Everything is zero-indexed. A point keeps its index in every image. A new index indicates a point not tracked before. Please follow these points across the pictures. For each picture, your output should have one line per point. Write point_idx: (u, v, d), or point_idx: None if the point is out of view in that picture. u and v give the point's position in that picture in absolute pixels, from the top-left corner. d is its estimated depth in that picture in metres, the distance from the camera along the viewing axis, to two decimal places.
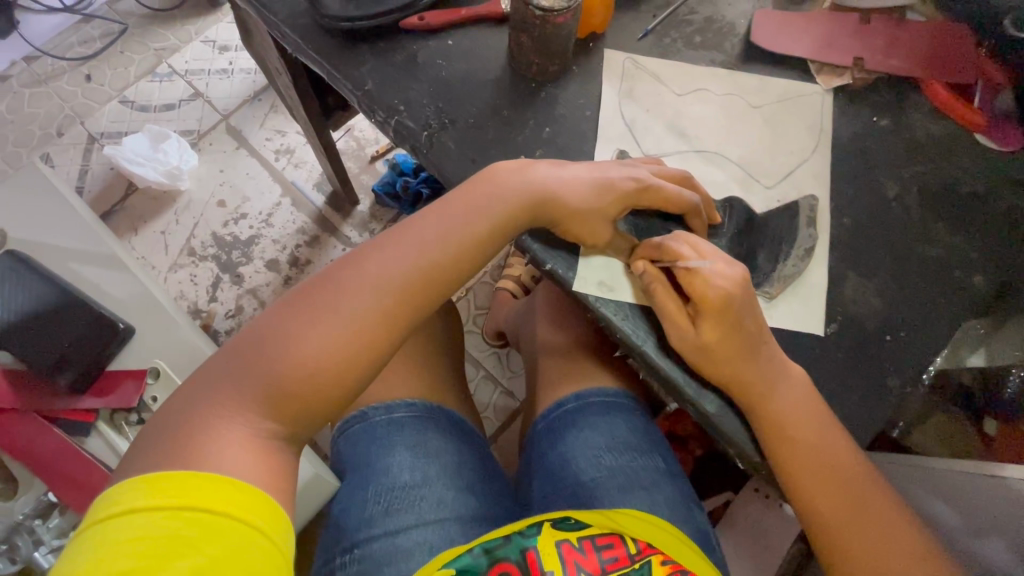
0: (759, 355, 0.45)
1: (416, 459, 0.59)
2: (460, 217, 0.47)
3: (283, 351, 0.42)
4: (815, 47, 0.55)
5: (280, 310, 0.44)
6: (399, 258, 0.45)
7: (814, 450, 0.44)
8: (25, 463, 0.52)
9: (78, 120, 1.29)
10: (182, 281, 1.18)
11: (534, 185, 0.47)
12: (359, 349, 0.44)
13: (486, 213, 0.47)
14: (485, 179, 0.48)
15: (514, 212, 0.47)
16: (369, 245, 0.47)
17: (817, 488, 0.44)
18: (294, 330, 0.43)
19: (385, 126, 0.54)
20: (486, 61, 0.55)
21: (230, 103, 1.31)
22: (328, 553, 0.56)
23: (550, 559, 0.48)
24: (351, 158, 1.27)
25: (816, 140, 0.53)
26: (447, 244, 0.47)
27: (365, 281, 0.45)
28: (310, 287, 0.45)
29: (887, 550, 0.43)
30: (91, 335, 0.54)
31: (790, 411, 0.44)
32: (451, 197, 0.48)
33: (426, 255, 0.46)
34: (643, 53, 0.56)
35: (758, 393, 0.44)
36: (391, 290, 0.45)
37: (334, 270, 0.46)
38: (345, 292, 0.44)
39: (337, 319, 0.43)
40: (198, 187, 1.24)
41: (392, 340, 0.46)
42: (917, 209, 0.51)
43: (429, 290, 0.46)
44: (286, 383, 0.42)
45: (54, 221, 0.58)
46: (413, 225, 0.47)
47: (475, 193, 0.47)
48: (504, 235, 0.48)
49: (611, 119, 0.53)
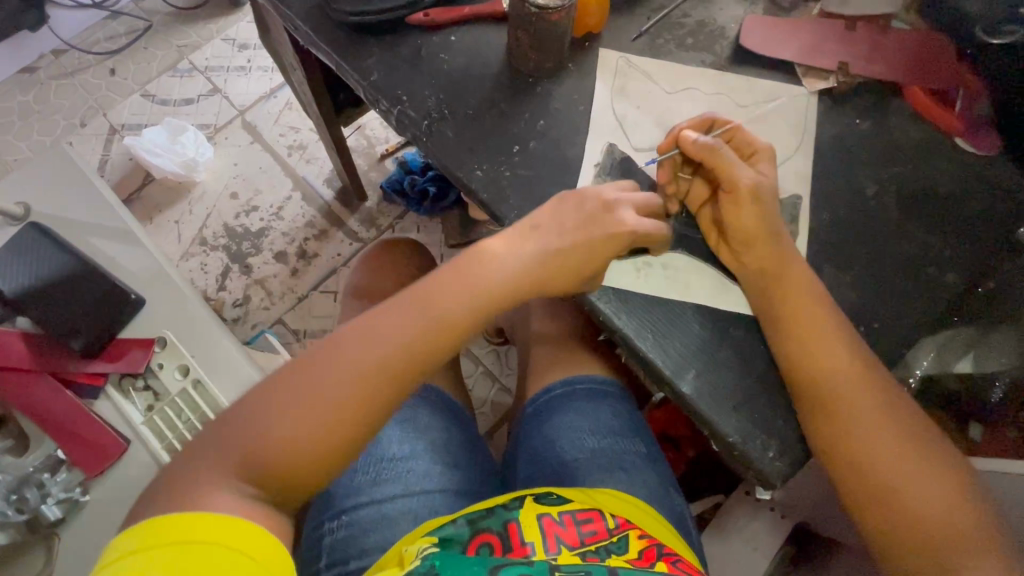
0: (823, 301, 0.48)
1: (406, 433, 0.61)
2: (463, 283, 0.47)
3: (259, 429, 0.42)
4: (802, 51, 0.57)
5: (280, 376, 0.45)
6: (401, 325, 0.46)
7: (855, 396, 0.46)
8: (39, 423, 0.55)
9: (101, 111, 1.35)
10: (193, 270, 1.22)
11: (517, 263, 0.48)
12: (340, 432, 0.44)
13: (468, 294, 0.47)
14: (470, 262, 0.48)
15: (514, 282, 0.48)
16: (353, 323, 0.47)
17: (856, 437, 0.45)
18: (272, 407, 0.43)
19: (388, 115, 0.57)
20: (487, 57, 0.58)
21: (246, 99, 1.35)
22: (315, 521, 0.58)
23: (530, 529, 0.49)
24: (361, 155, 1.30)
25: (800, 140, 0.55)
26: (427, 321, 0.46)
27: (345, 362, 0.44)
28: (310, 354, 0.45)
29: (936, 493, 0.44)
30: (105, 305, 0.57)
31: (827, 357, 0.47)
32: (434, 278, 0.48)
33: (428, 321, 0.46)
34: (636, 53, 0.58)
35: (799, 340, 0.47)
36: (391, 355, 0.45)
37: (335, 337, 0.46)
38: (323, 368, 0.44)
39: (317, 397, 0.43)
40: (212, 179, 1.29)
41: (389, 405, 0.46)
42: (895, 208, 0.53)
43: (429, 356, 0.46)
44: (264, 460, 0.42)
45: (74, 196, 0.62)
46: (396, 303, 0.47)
47: (461, 273, 0.48)
48: (504, 302, 0.48)
49: (603, 114, 0.56)
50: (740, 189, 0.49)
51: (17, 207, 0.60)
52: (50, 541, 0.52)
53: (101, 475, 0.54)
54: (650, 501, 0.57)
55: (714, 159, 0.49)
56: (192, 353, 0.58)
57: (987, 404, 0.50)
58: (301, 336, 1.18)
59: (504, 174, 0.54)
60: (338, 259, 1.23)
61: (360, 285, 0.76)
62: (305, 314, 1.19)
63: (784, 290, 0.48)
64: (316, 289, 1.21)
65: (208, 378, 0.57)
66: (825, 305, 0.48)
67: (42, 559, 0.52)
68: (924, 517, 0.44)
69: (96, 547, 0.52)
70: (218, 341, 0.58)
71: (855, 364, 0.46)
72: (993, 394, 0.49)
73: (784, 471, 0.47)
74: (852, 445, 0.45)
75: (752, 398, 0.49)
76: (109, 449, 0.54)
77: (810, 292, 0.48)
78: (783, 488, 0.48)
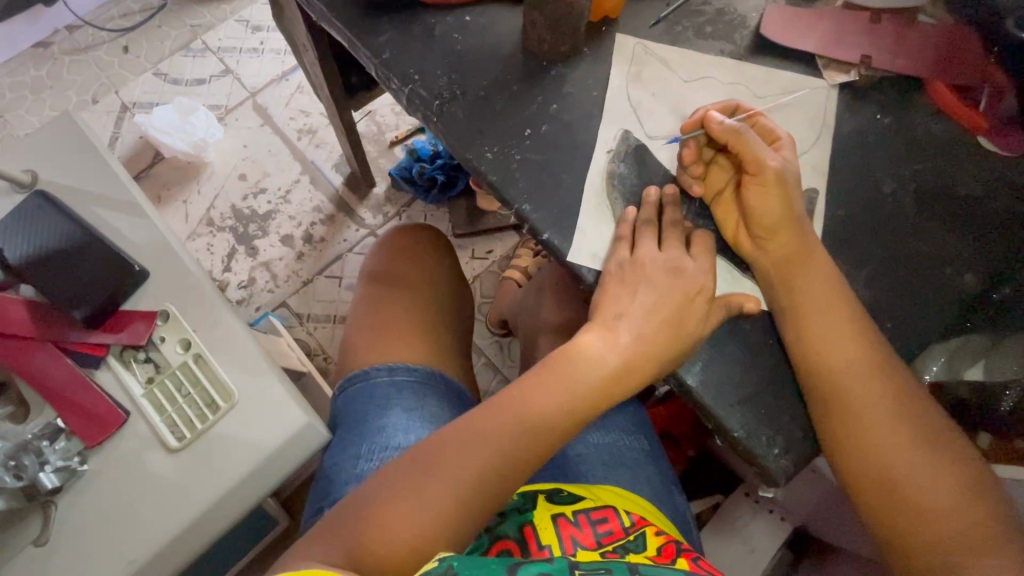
0: (837, 290, 0.48)
1: (411, 421, 0.62)
2: (568, 383, 0.48)
3: (372, 529, 0.42)
4: (824, 43, 0.56)
5: (387, 472, 0.46)
6: (509, 419, 0.47)
7: (863, 386, 0.46)
8: (39, 391, 0.54)
9: (113, 88, 1.34)
10: (200, 250, 1.22)
11: (614, 360, 0.49)
12: (442, 529, 0.43)
13: (566, 390, 0.48)
14: (569, 356, 0.49)
15: (608, 381, 0.49)
16: (460, 423, 0.48)
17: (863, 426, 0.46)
18: (381, 511, 0.43)
19: (399, 95, 0.56)
20: (501, 39, 0.57)
21: (258, 81, 1.35)
22: (318, 503, 0.59)
23: (546, 531, 0.51)
24: (371, 141, 1.30)
25: (817, 133, 0.54)
26: (526, 427, 0.47)
27: (450, 468, 0.45)
28: (419, 449, 0.47)
29: (949, 486, 0.44)
30: (108, 276, 0.57)
31: (837, 347, 0.46)
32: (530, 376, 0.49)
33: (532, 415, 0.47)
34: (654, 40, 0.57)
35: (809, 329, 0.47)
36: (499, 445, 0.46)
37: (445, 431, 0.47)
38: (429, 479, 0.44)
39: (420, 505, 0.43)
40: (221, 160, 1.28)
41: (494, 496, 0.46)
42: (913, 207, 0.52)
43: (535, 451, 0.47)
44: (374, 555, 0.41)
45: (82, 167, 0.61)
46: (500, 402, 0.48)
47: (558, 371, 0.49)
48: (602, 401, 0.49)
49: (618, 100, 0.55)
50: (767, 169, 0.48)
51: (24, 174, 0.59)
52: (46, 509, 0.52)
53: (100, 444, 0.54)
54: (651, 498, 0.59)
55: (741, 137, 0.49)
56: (194, 328, 0.58)
57: (994, 414, 0.49)
58: (305, 320, 1.18)
59: (514, 158, 0.53)
60: (344, 245, 1.22)
61: (369, 268, 0.76)
62: (310, 298, 1.19)
63: (798, 278, 0.48)
64: (322, 273, 1.20)
65: (208, 352, 0.57)
66: (839, 294, 0.48)
67: (37, 527, 0.51)
68: (940, 514, 0.44)
69: (92, 516, 0.52)
70: (220, 317, 0.58)
71: (865, 355, 0.46)
72: (1003, 405, 0.48)
73: (788, 469, 0.47)
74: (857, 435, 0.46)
75: (758, 394, 0.48)
76: (110, 420, 0.54)
77: (825, 281, 0.48)
78: (785, 486, 0.48)
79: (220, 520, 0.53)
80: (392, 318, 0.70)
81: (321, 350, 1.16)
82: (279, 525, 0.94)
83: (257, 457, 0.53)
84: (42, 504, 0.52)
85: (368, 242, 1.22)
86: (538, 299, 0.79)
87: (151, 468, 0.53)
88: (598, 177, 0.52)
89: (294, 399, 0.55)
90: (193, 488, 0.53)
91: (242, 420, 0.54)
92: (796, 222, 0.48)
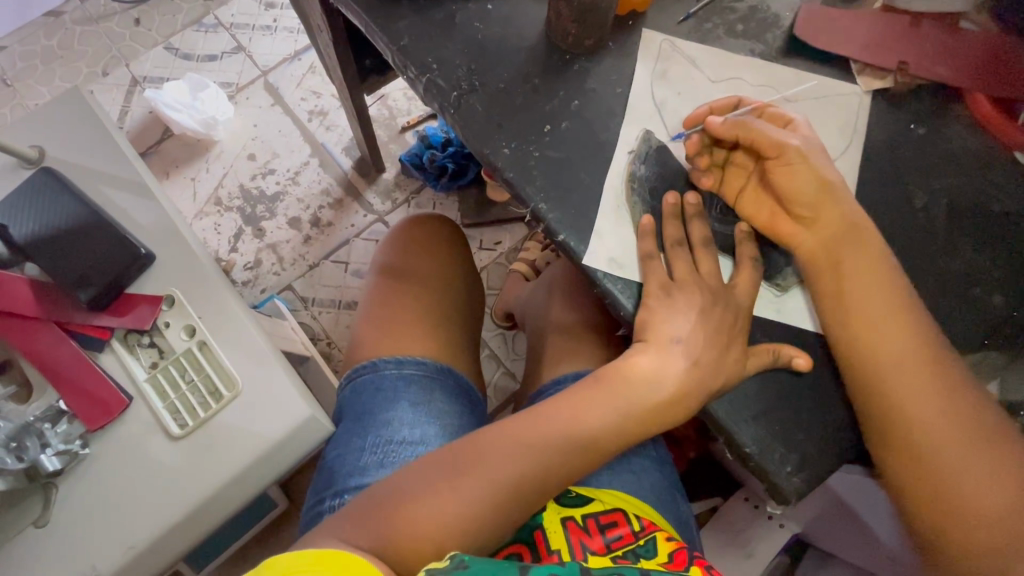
0: (888, 287, 0.46)
1: (418, 417, 0.62)
2: (616, 405, 0.48)
3: (403, 515, 0.43)
4: (860, 47, 0.53)
5: (426, 464, 0.47)
6: (555, 434, 0.48)
7: (915, 387, 0.45)
8: (42, 371, 0.54)
9: (123, 61, 1.33)
10: (206, 229, 1.21)
11: (665, 381, 0.48)
12: (470, 525, 0.44)
13: (613, 408, 0.48)
14: (622, 371, 0.49)
15: (653, 411, 0.48)
16: (504, 427, 0.48)
17: (918, 428, 0.44)
18: (415, 499, 0.44)
19: (416, 83, 0.54)
20: (524, 29, 0.55)
21: (270, 60, 1.33)
22: (318, 496, 0.59)
23: (556, 535, 0.53)
24: (382, 126, 1.28)
25: (848, 141, 0.52)
26: (570, 443, 0.48)
27: (490, 467, 0.46)
28: (462, 447, 0.48)
29: (1009, 489, 0.43)
30: (114, 258, 0.56)
31: (885, 346, 0.45)
32: (581, 389, 0.50)
33: (578, 435, 0.48)
34: (682, 36, 0.55)
35: (859, 326, 0.46)
36: (539, 457, 0.47)
37: (488, 431, 0.48)
38: (468, 476, 0.45)
39: (453, 502, 0.44)
40: (230, 139, 1.27)
41: (524, 503, 0.47)
42: (942, 221, 0.50)
43: (574, 467, 0.48)
44: (399, 544, 0.42)
45: (90, 145, 0.60)
46: (548, 410, 0.49)
47: (609, 384, 0.49)
48: (644, 428, 0.49)
49: (642, 98, 0.53)
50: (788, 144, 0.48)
51: (32, 150, 0.58)
52: (47, 491, 0.51)
53: (102, 429, 0.53)
54: (657, 505, 0.59)
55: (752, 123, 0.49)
56: (200, 315, 0.57)
57: None
58: (310, 304, 1.17)
59: (533, 154, 0.51)
60: (352, 230, 1.21)
61: (381, 260, 0.75)
62: (315, 282, 1.18)
63: (846, 273, 0.47)
64: (328, 259, 1.19)
65: (213, 340, 0.56)
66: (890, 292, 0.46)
67: (38, 509, 0.51)
68: (998, 517, 0.43)
69: (93, 500, 0.52)
70: (226, 304, 0.57)
71: (917, 355, 0.45)
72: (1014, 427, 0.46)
73: (800, 488, 0.46)
74: (909, 438, 0.44)
75: (772, 408, 0.47)
76: (112, 404, 0.53)
77: (872, 278, 0.47)
78: (796, 504, 0.47)
79: (221, 509, 0.52)
80: (400, 311, 0.69)
81: (325, 335, 1.15)
82: (278, 507, 0.95)
83: (260, 448, 0.53)
84: (42, 486, 0.51)
85: (376, 229, 1.21)
86: (548, 297, 0.78)
87: (152, 454, 0.53)
88: (619, 179, 0.51)
89: (297, 391, 0.55)
90: (194, 476, 0.52)
91: (246, 410, 0.53)
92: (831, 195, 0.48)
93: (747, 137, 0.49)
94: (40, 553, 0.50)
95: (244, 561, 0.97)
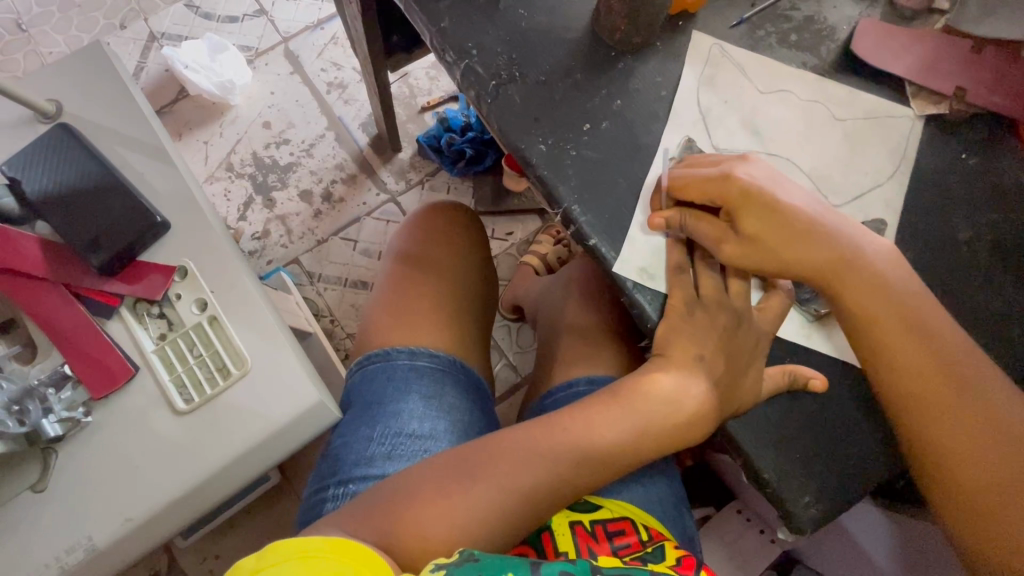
0: (916, 313, 0.44)
1: (429, 411, 0.61)
2: (633, 426, 0.48)
3: (413, 516, 0.43)
4: (916, 68, 0.51)
5: (434, 464, 0.47)
6: (570, 448, 0.47)
7: (978, 442, 0.42)
8: (47, 333, 0.53)
9: (142, 16, 1.29)
10: (216, 194, 1.19)
11: (683, 402, 0.49)
12: (481, 531, 0.44)
13: (631, 424, 0.48)
14: (640, 389, 0.49)
15: (667, 433, 0.49)
16: (517, 432, 0.48)
17: (988, 502, 0.41)
18: (427, 500, 0.44)
19: (452, 68, 0.52)
20: (569, 20, 0.52)
21: (292, 26, 1.29)
22: (322, 483, 0.58)
23: (564, 539, 0.54)
24: (402, 104, 1.25)
25: (895, 166, 0.50)
26: (585, 457, 0.47)
27: (503, 474, 0.46)
28: (470, 451, 0.47)
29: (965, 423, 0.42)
30: (127, 223, 0.54)
31: (948, 424, 0.42)
32: (596, 403, 0.49)
33: (592, 451, 0.47)
34: (732, 42, 0.53)
35: (913, 395, 0.43)
36: (553, 470, 0.47)
37: (501, 436, 0.48)
38: (478, 481, 0.45)
39: (462, 505, 0.44)
40: (247, 105, 1.24)
41: (532, 511, 0.46)
42: (986, 257, 0.48)
43: (586, 480, 0.48)
44: (407, 542, 0.42)
45: (108, 104, 0.58)
46: (562, 422, 0.49)
47: (628, 401, 0.49)
48: (655, 450, 0.49)
49: (687, 104, 0.51)
50: (771, 194, 0.46)
51: (49, 104, 0.56)
52: (46, 456, 0.50)
53: (106, 397, 0.52)
54: (663, 519, 0.59)
55: (736, 169, 0.47)
56: (212, 289, 0.55)
57: None
58: (316, 280, 1.15)
59: (569, 153, 0.49)
60: (363, 209, 1.19)
61: (399, 245, 0.73)
62: (323, 258, 1.16)
63: (890, 326, 0.44)
64: (338, 235, 1.18)
65: (224, 315, 0.54)
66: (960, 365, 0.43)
67: (36, 472, 0.50)
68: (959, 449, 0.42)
69: (92, 470, 0.51)
70: (239, 279, 0.55)
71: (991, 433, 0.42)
72: None
73: (816, 518, 0.45)
74: (971, 494, 0.41)
75: (794, 435, 0.46)
76: (118, 374, 0.52)
77: (908, 314, 0.44)
78: (810, 533, 0.46)
79: (223, 488, 0.52)
80: (414, 300, 0.67)
81: (329, 312, 1.14)
82: (271, 481, 0.93)
83: (266, 430, 0.51)
84: (42, 451, 0.50)
85: (388, 209, 1.19)
86: (564, 295, 0.76)
87: (155, 427, 0.52)
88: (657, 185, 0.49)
89: (308, 375, 0.53)
90: (198, 455, 0.51)
91: (254, 389, 0.52)
92: (809, 237, 0.46)
93: (716, 194, 0.46)
94: (36, 518, 0.50)
95: (233, 530, 0.98)
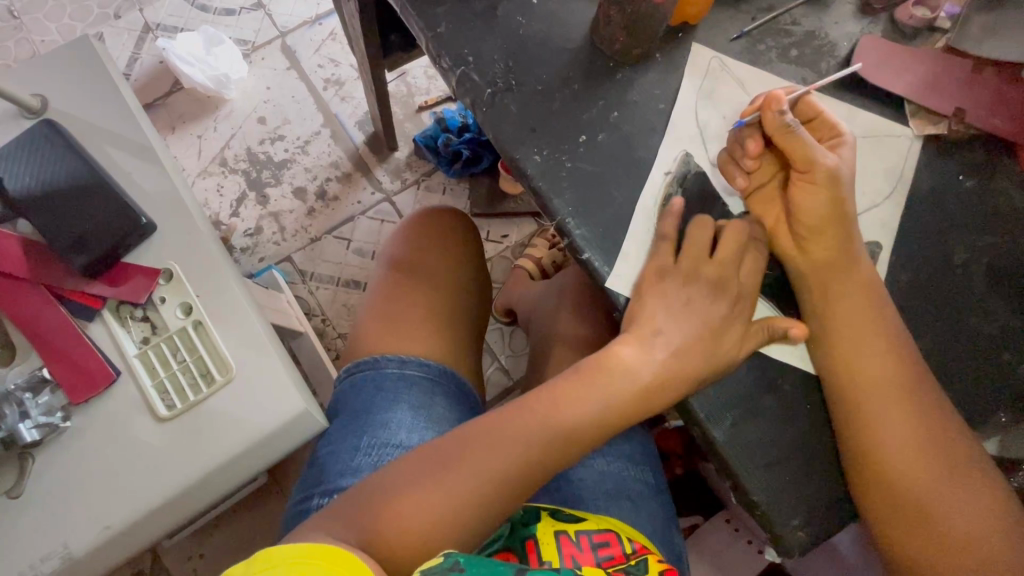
0: (879, 322, 0.45)
1: (417, 420, 0.60)
2: (595, 402, 0.47)
3: (387, 510, 0.43)
4: (917, 88, 0.51)
5: (408, 460, 0.46)
6: (536, 430, 0.46)
7: (909, 449, 0.44)
8: (27, 336, 0.52)
9: (137, 6, 1.27)
10: (208, 190, 1.17)
11: (641, 373, 0.47)
12: (454, 521, 0.44)
13: (596, 402, 0.47)
14: (603, 365, 0.48)
15: (628, 404, 0.48)
16: (490, 420, 0.47)
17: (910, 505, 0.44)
18: (401, 493, 0.43)
19: (449, 75, 0.51)
20: (568, 30, 0.52)
21: (290, 21, 1.27)
22: (306, 492, 0.57)
23: (548, 547, 0.53)
24: (399, 103, 1.24)
25: (892, 186, 0.50)
26: (551, 438, 0.46)
27: (474, 462, 0.45)
28: (442, 445, 0.46)
29: (905, 431, 0.44)
30: (113, 223, 0.53)
31: (889, 429, 0.44)
32: (566, 386, 0.48)
33: (554, 429, 0.47)
34: (732, 55, 0.52)
35: (866, 397, 0.45)
36: (520, 453, 0.46)
37: (475, 428, 0.47)
38: (450, 471, 0.44)
39: (434, 496, 0.43)
40: (241, 99, 1.23)
41: (506, 501, 0.45)
42: (981, 280, 0.48)
43: (552, 459, 0.47)
44: (387, 539, 0.42)
45: (96, 100, 0.57)
46: (530, 403, 0.48)
47: (594, 378, 0.48)
48: (617, 421, 0.48)
49: (685, 119, 0.50)
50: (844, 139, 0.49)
51: (34, 99, 0.55)
52: (23, 461, 0.49)
53: (85, 402, 0.51)
54: (653, 536, 0.58)
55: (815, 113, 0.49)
56: (198, 293, 0.54)
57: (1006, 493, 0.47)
58: (308, 279, 1.14)
59: (565, 164, 0.48)
60: (358, 208, 1.18)
61: (392, 250, 0.72)
62: (315, 257, 1.15)
63: (856, 331, 0.45)
64: (331, 233, 1.16)
65: (209, 320, 0.53)
66: (919, 390, 0.45)
67: (12, 478, 0.49)
68: (893, 453, 0.44)
69: (69, 477, 0.49)
70: (225, 284, 0.54)
71: (917, 432, 0.44)
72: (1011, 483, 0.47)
73: (804, 542, 0.45)
74: (897, 500, 0.44)
75: (785, 459, 0.45)
76: (99, 378, 0.51)
77: (871, 321, 0.45)
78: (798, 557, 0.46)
79: (205, 496, 0.51)
80: (406, 307, 0.66)
81: (321, 311, 1.13)
82: (257, 482, 0.92)
83: (249, 437, 0.50)
84: (19, 456, 0.49)
85: (383, 209, 1.18)
86: (557, 304, 0.76)
87: (137, 434, 0.51)
88: (651, 199, 0.49)
89: (293, 382, 0.52)
90: (179, 463, 0.50)
91: (238, 396, 0.51)
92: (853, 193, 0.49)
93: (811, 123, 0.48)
94: (11, 524, 0.49)
95: (216, 530, 0.97)
